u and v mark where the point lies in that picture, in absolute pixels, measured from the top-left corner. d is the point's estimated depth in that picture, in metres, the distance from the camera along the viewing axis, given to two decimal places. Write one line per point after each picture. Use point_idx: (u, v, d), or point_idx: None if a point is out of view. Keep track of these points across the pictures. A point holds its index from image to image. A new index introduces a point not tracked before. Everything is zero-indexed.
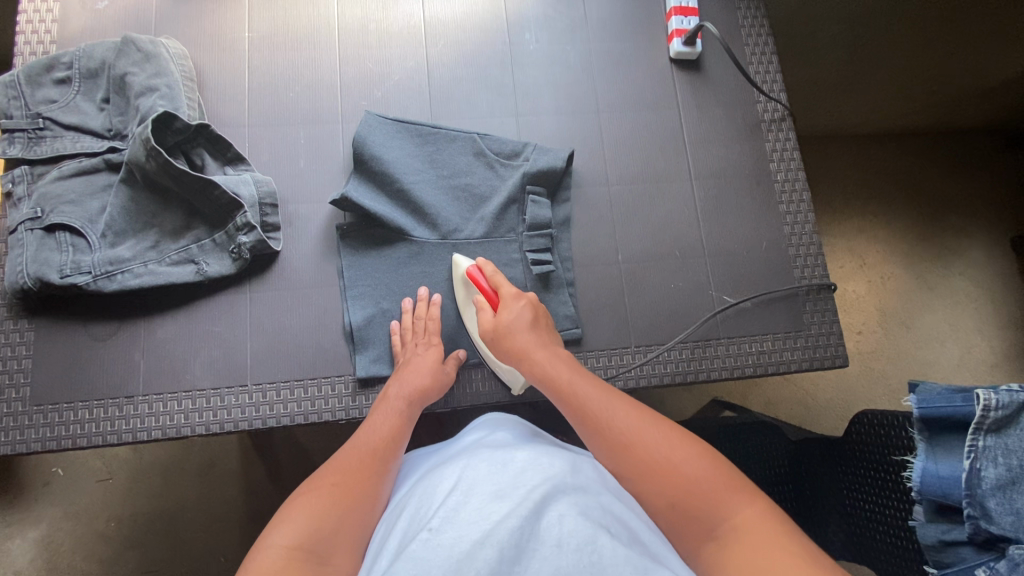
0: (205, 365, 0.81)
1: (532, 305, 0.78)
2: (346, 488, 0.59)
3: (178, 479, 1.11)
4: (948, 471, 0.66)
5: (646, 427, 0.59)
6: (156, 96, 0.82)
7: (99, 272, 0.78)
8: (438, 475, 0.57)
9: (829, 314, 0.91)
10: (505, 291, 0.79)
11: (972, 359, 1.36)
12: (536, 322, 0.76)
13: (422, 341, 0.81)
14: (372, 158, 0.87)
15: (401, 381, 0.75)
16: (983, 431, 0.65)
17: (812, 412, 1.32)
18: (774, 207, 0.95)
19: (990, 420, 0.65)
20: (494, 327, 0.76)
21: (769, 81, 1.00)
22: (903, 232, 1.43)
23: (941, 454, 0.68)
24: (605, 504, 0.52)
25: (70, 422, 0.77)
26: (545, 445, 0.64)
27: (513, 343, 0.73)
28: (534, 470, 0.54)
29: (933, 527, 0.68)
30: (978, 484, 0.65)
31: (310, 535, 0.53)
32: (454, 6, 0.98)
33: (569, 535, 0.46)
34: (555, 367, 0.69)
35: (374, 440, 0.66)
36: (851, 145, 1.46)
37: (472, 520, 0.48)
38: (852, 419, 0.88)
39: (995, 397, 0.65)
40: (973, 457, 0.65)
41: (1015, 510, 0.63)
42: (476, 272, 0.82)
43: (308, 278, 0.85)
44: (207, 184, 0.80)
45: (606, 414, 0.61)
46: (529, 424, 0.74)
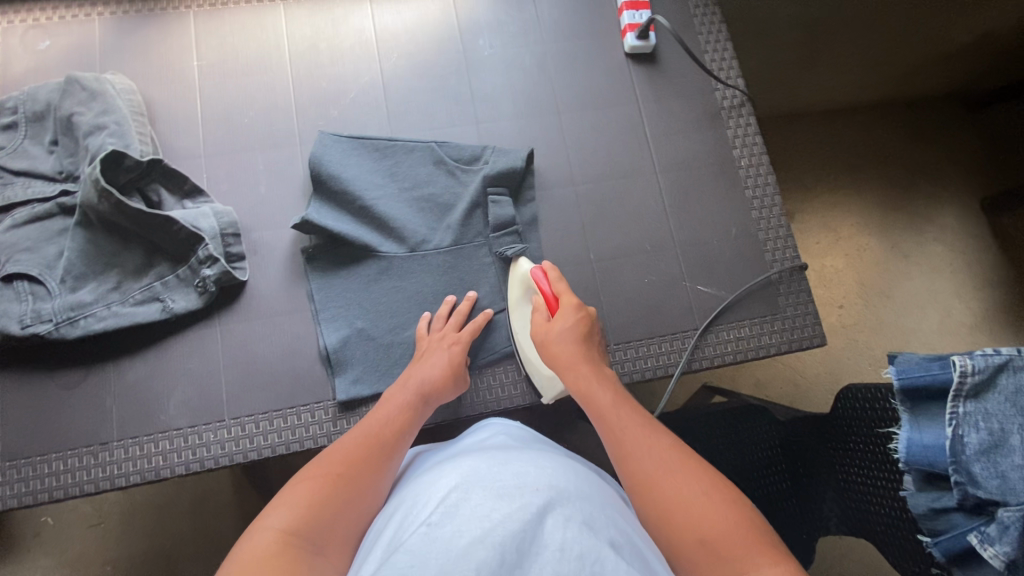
0: (180, 404, 0.79)
1: (589, 320, 0.77)
2: (349, 478, 0.59)
3: (170, 517, 1.09)
4: (933, 439, 0.67)
5: (675, 466, 0.59)
6: (105, 134, 0.80)
7: (61, 319, 0.76)
8: (437, 472, 0.57)
9: (804, 295, 0.91)
10: (564, 301, 0.78)
11: (951, 324, 1.38)
12: (586, 341, 0.75)
13: (450, 337, 0.79)
14: (330, 177, 0.85)
15: (416, 375, 0.75)
16: (963, 397, 0.65)
17: (799, 389, 1.33)
18: (741, 193, 0.95)
19: (968, 386, 0.65)
20: (544, 330, 0.76)
21: (725, 68, 1.00)
22: (873, 205, 1.44)
23: (925, 423, 0.69)
24: (606, 518, 0.52)
25: (44, 475, 0.75)
26: (548, 452, 0.64)
27: (556, 353, 0.74)
28: (537, 475, 0.53)
29: (923, 496, 0.69)
30: (962, 450, 0.64)
31: (305, 523, 0.53)
32: (404, 18, 0.97)
33: (572, 544, 0.46)
34: (600, 390, 0.69)
35: (383, 432, 0.66)
36: (815, 122, 1.47)
37: (475, 515, 0.46)
38: (837, 395, 0.89)
39: (971, 361, 0.65)
40: (954, 424, 0.65)
41: (1001, 473, 0.62)
42: (540, 274, 0.81)
43: (279, 304, 0.84)
44: (165, 220, 0.78)
45: (639, 451, 0.61)
46: (527, 430, 0.73)
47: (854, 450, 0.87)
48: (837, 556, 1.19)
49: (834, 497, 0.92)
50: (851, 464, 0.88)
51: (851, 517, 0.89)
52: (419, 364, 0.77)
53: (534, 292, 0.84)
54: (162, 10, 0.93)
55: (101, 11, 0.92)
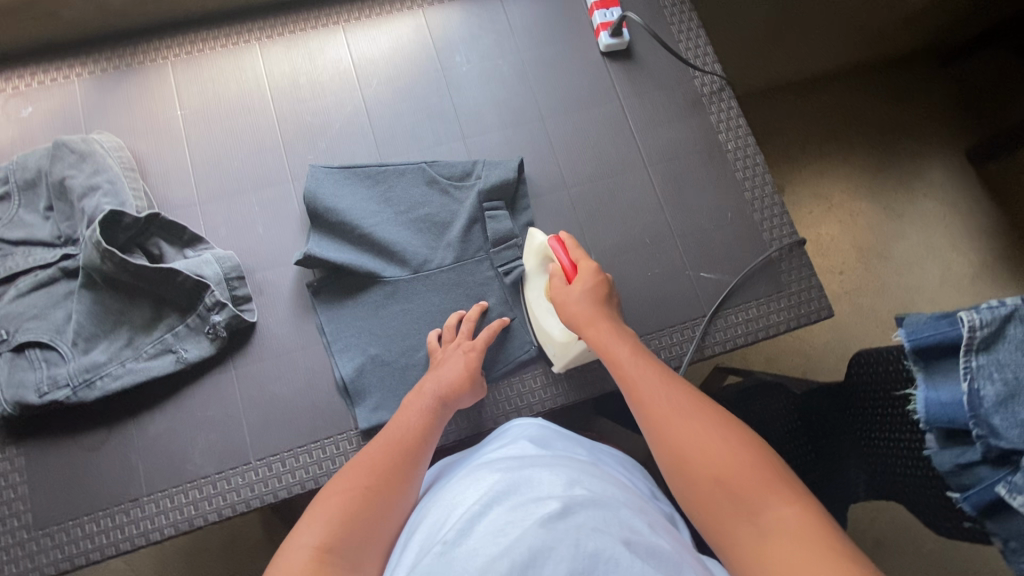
0: (205, 451, 0.79)
1: (607, 285, 0.76)
2: (377, 491, 0.59)
3: (204, 563, 1.09)
4: (950, 396, 0.68)
5: (692, 415, 0.60)
6: (99, 194, 0.81)
7: (78, 382, 0.76)
8: (460, 485, 0.57)
9: (806, 269, 0.93)
10: (583, 267, 0.76)
11: (951, 277, 1.39)
12: (605, 301, 0.75)
13: (465, 344, 0.79)
14: (327, 210, 0.86)
15: (433, 380, 0.75)
16: (973, 351, 0.66)
17: (809, 361, 1.34)
18: (732, 176, 0.96)
19: (978, 339, 0.65)
20: (561, 296, 0.76)
21: (701, 55, 1.02)
22: (861, 170, 1.45)
23: (940, 381, 0.69)
24: (626, 514, 0.51)
25: (79, 538, 0.75)
26: (569, 457, 0.63)
27: (573, 314, 0.74)
28: (551, 483, 0.53)
29: (948, 453, 0.69)
30: (980, 404, 0.65)
31: (337, 536, 0.55)
32: (379, 44, 0.98)
33: (586, 542, 0.45)
34: (618, 343, 0.70)
35: (406, 440, 0.66)
36: (794, 95, 1.48)
37: (489, 531, 0.47)
38: (851, 361, 0.90)
39: (977, 316, 0.66)
40: (969, 379, 0.66)
41: (1021, 422, 0.62)
42: (557, 245, 0.79)
43: (290, 341, 0.85)
44: (169, 272, 0.78)
45: (659, 399, 0.63)
46: (552, 428, 0.73)
47: (872, 415, 0.87)
48: (867, 520, 1.19)
49: (859, 464, 0.92)
50: (872, 428, 0.88)
51: (878, 482, 0.88)
52: (435, 370, 0.77)
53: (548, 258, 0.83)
54: (140, 63, 0.93)
55: (79, 72, 0.92)
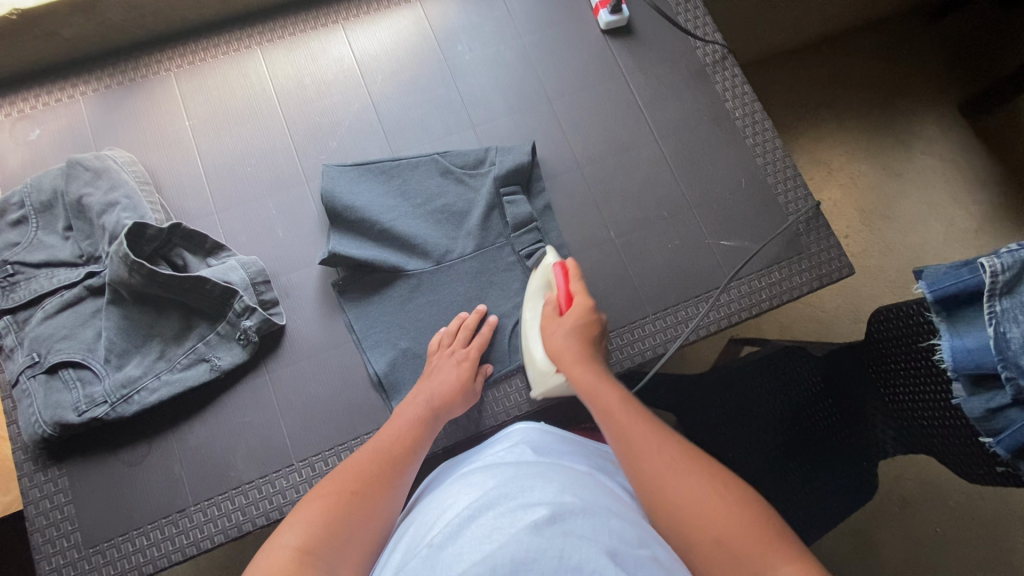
0: (246, 457, 0.80)
1: (599, 324, 0.77)
2: (361, 496, 0.60)
3: None
4: (976, 343, 0.69)
5: (683, 466, 0.59)
6: (118, 209, 0.81)
7: (115, 398, 0.76)
8: (450, 493, 0.58)
9: (825, 229, 0.93)
10: (579, 302, 0.78)
11: (958, 230, 1.40)
12: (593, 342, 0.76)
13: (459, 352, 0.80)
14: (345, 208, 0.86)
15: (424, 391, 0.76)
16: (997, 295, 0.66)
17: (825, 323, 1.35)
18: (742, 143, 0.97)
19: (1001, 284, 0.66)
20: (555, 329, 0.77)
21: (701, 26, 1.02)
22: (861, 131, 1.46)
23: (965, 328, 0.70)
24: (618, 531, 0.50)
25: (131, 553, 0.76)
26: (565, 468, 0.63)
27: (559, 349, 0.74)
28: (544, 493, 0.53)
29: (977, 399, 0.70)
30: (1008, 347, 0.65)
31: (318, 539, 0.55)
32: (380, 39, 0.98)
33: (571, 552, 0.45)
34: (605, 390, 0.69)
35: (393, 448, 0.67)
36: (789, 62, 1.49)
37: (476, 538, 0.47)
38: (871, 319, 0.90)
39: (998, 261, 0.66)
40: (994, 324, 0.66)
41: None
42: (560, 271, 0.82)
43: (320, 341, 0.85)
44: (197, 280, 0.78)
45: (650, 450, 0.61)
46: (557, 432, 0.73)
47: (898, 368, 0.87)
48: (893, 477, 1.20)
49: (886, 419, 0.93)
50: (899, 382, 0.88)
51: (907, 435, 0.90)
52: (428, 378, 0.78)
53: (545, 286, 0.85)
54: (143, 77, 0.93)
55: (83, 91, 0.92)
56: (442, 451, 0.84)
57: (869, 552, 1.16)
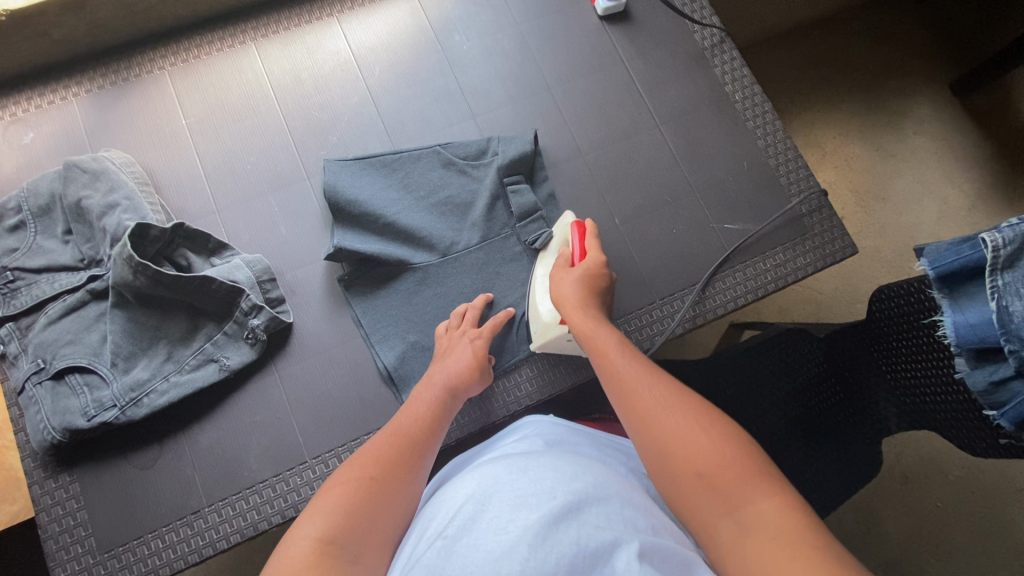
0: (260, 456, 0.79)
1: (606, 280, 0.79)
2: (382, 481, 0.59)
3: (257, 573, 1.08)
4: (978, 317, 0.70)
5: (670, 402, 0.61)
6: (119, 211, 0.79)
7: (124, 401, 0.76)
8: (459, 481, 0.58)
9: (828, 210, 0.94)
10: (589, 257, 0.79)
11: (952, 208, 1.42)
12: (598, 293, 0.77)
13: (471, 331, 0.79)
14: (348, 203, 0.86)
15: (443, 370, 0.75)
16: (999, 270, 0.67)
17: (825, 304, 1.36)
18: (743, 126, 0.97)
19: (1003, 258, 0.66)
20: (560, 280, 0.78)
21: (698, 9, 1.02)
22: (856, 113, 1.47)
23: (967, 303, 0.71)
24: (628, 515, 0.51)
25: (146, 556, 0.75)
26: (574, 452, 0.63)
27: (561, 296, 0.76)
28: (556, 478, 0.53)
29: (980, 372, 0.71)
30: (1010, 321, 0.66)
31: (339, 529, 0.54)
32: (377, 31, 0.97)
33: (586, 542, 0.46)
34: (601, 333, 0.71)
35: (412, 431, 0.66)
36: (782, 46, 1.49)
37: (490, 529, 0.47)
38: (872, 297, 0.91)
39: (1000, 236, 0.66)
40: (997, 298, 0.67)
41: None
42: (578, 227, 0.82)
43: (328, 338, 0.84)
44: (203, 280, 0.77)
45: (639, 388, 0.63)
46: (565, 424, 0.72)
47: (900, 344, 0.88)
48: (895, 455, 1.22)
49: (887, 398, 0.94)
50: (901, 358, 0.89)
51: (909, 413, 0.90)
52: (443, 359, 0.77)
53: (560, 242, 0.85)
54: (137, 76, 0.92)
55: (76, 92, 0.90)
56: (454, 443, 0.85)
57: (875, 528, 1.18)
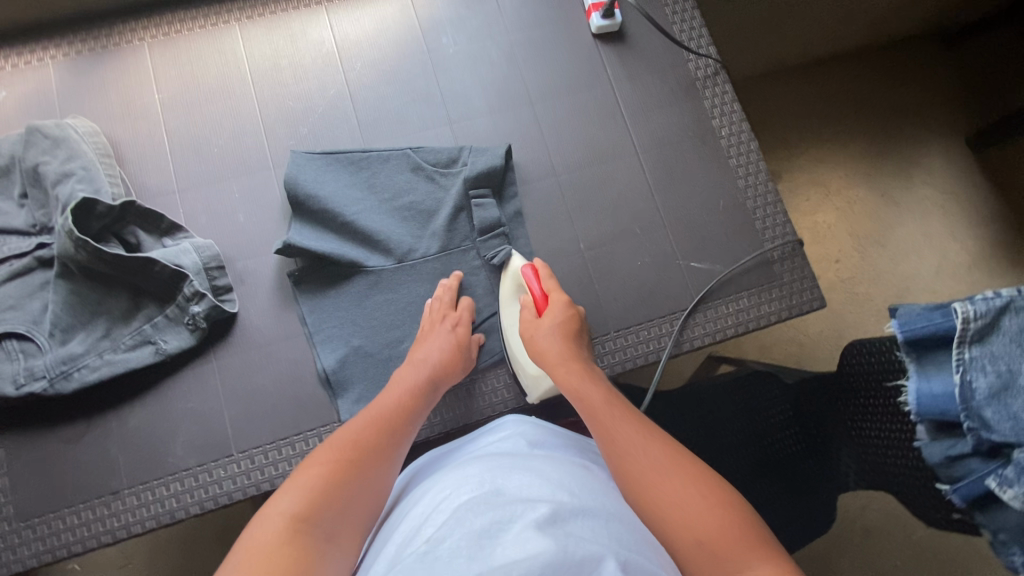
0: (186, 443, 0.79)
1: (577, 319, 0.80)
2: (358, 464, 0.60)
3: (203, 549, 1.05)
4: (941, 387, 0.63)
5: (665, 466, 0.60)
6: (73, 181, 0.79)
7: (54, 374, 0.75)
8: (441, 487, 0.57)
9: (800, 259, 0.91)
10: (554, 299, 0.80)
11: (952, 264, 1.37)
12: (575, 337, 0.78)
13: (450, 320, 0.80)
14: (308, 198, 0.84)
15: (427, 354, 0.76)
16: (967, 342, 0.62)
17: (807, 347, 1.33)
18: (725, 163, 0.94)
19: (972, 331, 0.61)
20: (534, 326, 0.79)
21: (696, 38, 0.99)
22: (862, 155, 1.43)
23: (932, 370, 0.65)
24: (614, 533, 0.50)
25: (60, 531, 0.75)
26: (560, 460, 0.63)
27: (542, 348, 0.76)
28: (542, 490, 0.53)
29: (937, 445, 0.64)
30: (971, 396, 0.61)
31: (313, 508, 0.54)
32: (363, 24, 0.95)
33: (572, 549, 0.45)
34: (592, 390, 0.71)
35: (390, 417, 0.67)
36: (793, 80, 1.45)
37: (474, 534, 0.46)
38: (846, 348, 0.85)
39: (972, 307, 0.61)
40: (961, 371, 0.62)
41: (1014, 415, 0.58)
42: (530, 274, 0.83)
43: (271, 333, 0.83)
44: (146, 262, 0.76)
45: (632, 451, 0.62)
46: (547, 428, 0.72)
47: (866, 400, 0.82)
48: (859, 508, 1.19)
49: (850, 453, 0.87)
50: (864, 413, 0.83)
51: (868, 473, 0.83)
52: (420, 346, 0.78)
53: (517, 287, 0.85)
54: (117, 45, 0.91)
55: (54, 54, 0.89)
56: None
57: None
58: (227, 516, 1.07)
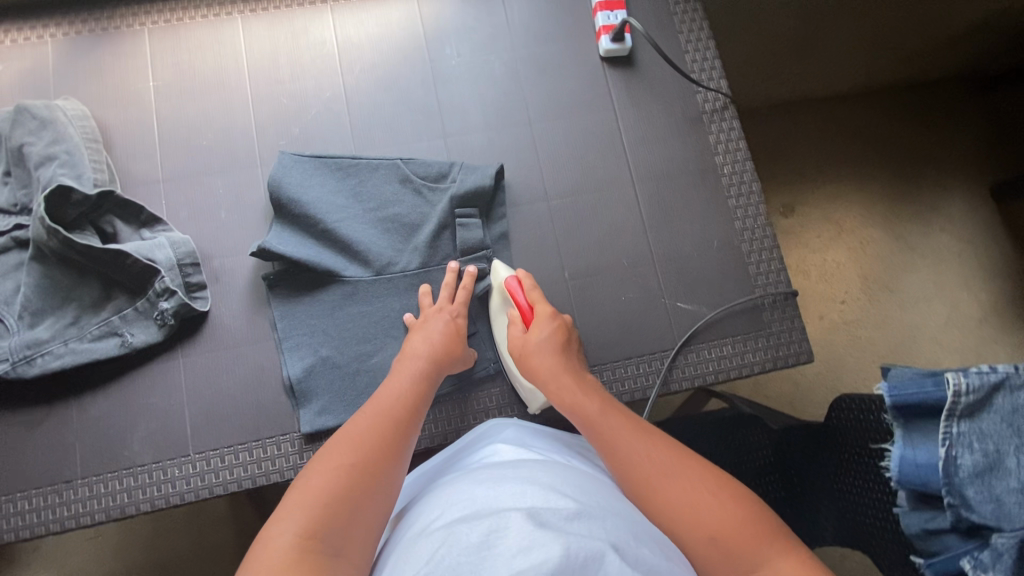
0: (144, 439, 0.78)
1: (566, 328, 0.75)
2: (365, 468, 0.57)
3: (169, 528, 1.06)
4: (926, 458, 0.61)
5: (670, 466, 0.60)
6: (56, 164, 0.78)
7: (17, 357, 0.74)
8: (434, 504, 0.56)
9: (791, 310, 0.88)
10: (540, 310, 0.76)
11: (963, 315, 1.28)
12: (566, 349, 0.74)
13: (447, 309, 0.78)
14: (291, 202, 0.83)
15: (421, 343, 0.74)
16: (957, 417, 0.60)
17: (803, 386, 1.23)
18: (723, 203, 0.91)
19: (962, 406, 0.59)
20: (520, 344, 0.74)
21: (707, 69, 0.95)
22: (881, 195, 1.33)
23: (918, 439, 0.62)
24: (613, 527, 0.50)
25: (9, 515, 0.74)
26: (553, 463, 0.63)
27: (536, 365, 0.72)
28: (534, 494, 0.52)
29: (916, 515, 0.63)
30: (955, 473, 0.59)
31: (320, 521, 0.52)
32: (366, 28, 0.93)
33: (575, 544, 0.44)
34: (586, 396, 0.69)
35: (393, 410, 0.64)
36: (822, 111, 1.35)
37: (474, 546, 0.45)
38: (832, 404, 0.82)
39: (965, 380, 0.59)
40: (947, 445, 0.60)
41: (996, 497, 0.57)
42: (515, 285, 0.79)
43: (241, 335, 0.82)
44: (118, 254, 0.76)
45: (636, 456, 0.61)
46: (530, 427, 0.74)
47: (848, 458, 0.80)
48: (838, 559, 1.15)
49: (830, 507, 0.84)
50: (846, 472, 0.80)
51: (848, 530, 0.81)
52: (418, 334, 0.75)
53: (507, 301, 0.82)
54: (116, 28, 0.90)
55: (53, 33, 0.89)
56: None
57: None
58: (192, 506, 1.07)
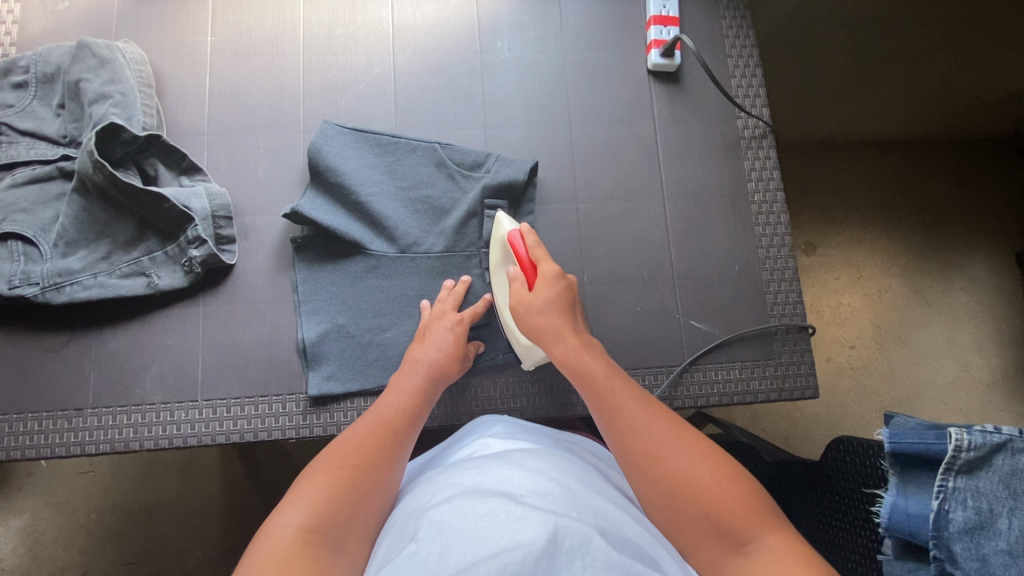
0: (156, 379, 0.80)
1: (568, 290, 0.75)
2: (365, 469, 0.59)
3: (155, 475, 1.08)
4: (918, 508, 0.62)
5: (668, 437, 0.60)
6: (109, 104, 0.81)
7: (47, 283, 0.77)
8: (432, 484, 0.57)
9: (803, 343, 0.88)
10: (544, 270, 0.74)
11: (971, 379, 1.27)
12: (568, 309, 0.74)
13: (453, 318, 0.78)
14: (327, 169, 0.84)
15: (424, 354, 0.75)
16: (954, 471, 0.59)
17: (802, 424, 1.23)
18: (749, 229, 0.92)
19: (962, 461, 0.59)
20: (524, 302, 0.73)
21: (752, 96, 0.96)
22: (907, 245, 1.32)
23: (912, 489, 0.63)
24: (600, 511, 0.52)
25: (19, 433, 0.76)
26: (545, 450, 0.64)
27: (538, 327, 0.72)
28: (522, 477, 0.54)
29: (899, 564, 0.64)
30: (945, 526, 0.59)
31: (322, 517, 0.53)
32: (423, 12, 0.95)
33: (563, 527, 0.46)
34: (591, 360, 0.69)
35: (394, 420, 0.66)
36: (861, 153, 1.34)
37: (465, 525, 0.46)
38: (829, 443, 0.80)
39: (968, 436, 0.59)
40: (941, 498, 0.60)
41: (982, 556, 0.57)
42: (515, 237, 0.77)
43: (262, 292, 0.84)
44: (157, 198, 0.79)
45: (635, 425, 0.61)
46: (520, 423, 0.74)
47: (840, 500, 0.79)
48: None
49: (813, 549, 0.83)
50: (835, 513, 0.80)
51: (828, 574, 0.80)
52: (422, 344, 0.76)
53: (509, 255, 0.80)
54: None
55: None
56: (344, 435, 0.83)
57: None
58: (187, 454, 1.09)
